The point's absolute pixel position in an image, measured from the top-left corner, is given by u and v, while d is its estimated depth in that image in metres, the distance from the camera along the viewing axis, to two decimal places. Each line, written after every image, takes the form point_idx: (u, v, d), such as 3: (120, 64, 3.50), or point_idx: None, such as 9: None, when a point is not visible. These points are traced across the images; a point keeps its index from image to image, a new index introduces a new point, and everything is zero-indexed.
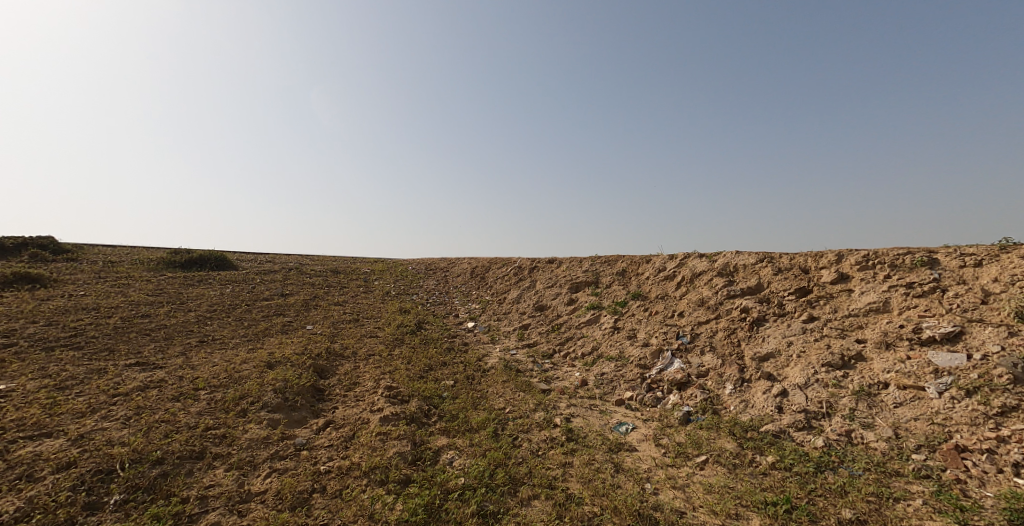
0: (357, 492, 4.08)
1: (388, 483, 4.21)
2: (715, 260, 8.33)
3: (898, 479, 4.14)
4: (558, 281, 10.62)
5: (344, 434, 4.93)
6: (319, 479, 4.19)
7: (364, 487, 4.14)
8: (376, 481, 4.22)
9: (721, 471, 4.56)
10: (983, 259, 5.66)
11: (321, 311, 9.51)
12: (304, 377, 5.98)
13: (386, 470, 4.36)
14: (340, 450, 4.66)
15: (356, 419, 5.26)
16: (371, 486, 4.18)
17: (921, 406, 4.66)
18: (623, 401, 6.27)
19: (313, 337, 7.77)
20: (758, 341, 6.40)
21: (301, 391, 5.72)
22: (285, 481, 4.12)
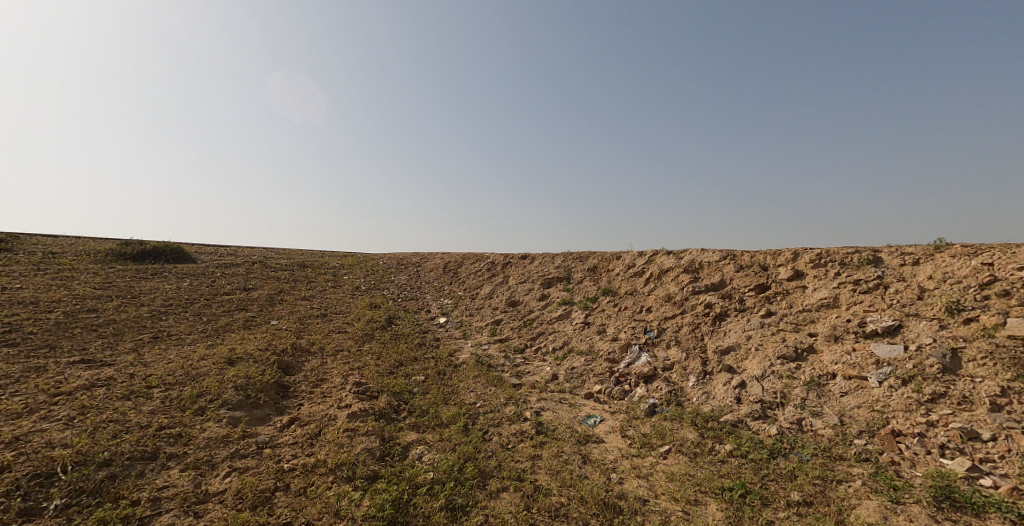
0: (323, 489, 4.07)
1: (355, 479, 4.23)
2: (681, 257, 8.63)
3: (841, 463, 4.45)
4: (531, 276, 10.77)
5: (309, 431, 4.89)
6: (282, 478, 4.17)
7: (330, 484, 4.15)
8: (343, 478, 4.23)
9: (683, 459, 4.79)
10: (920, 258, 6.10)
11: (287, 306, 9.33)
12: (267, 374, 5.87)
13: (353, 466, 4.38)
14: (306, 448, 4.63)
15: (323, 416, 5.22)
16: (337, 483, 4.18)
17: (863, 395, 5.02)
18: (591, 394, 6.49)
19: (279, 332, 7.63)
20: (720, 335, 6.71)
21: (264, 388, 5.62)
22: (246, 480, 4.07)
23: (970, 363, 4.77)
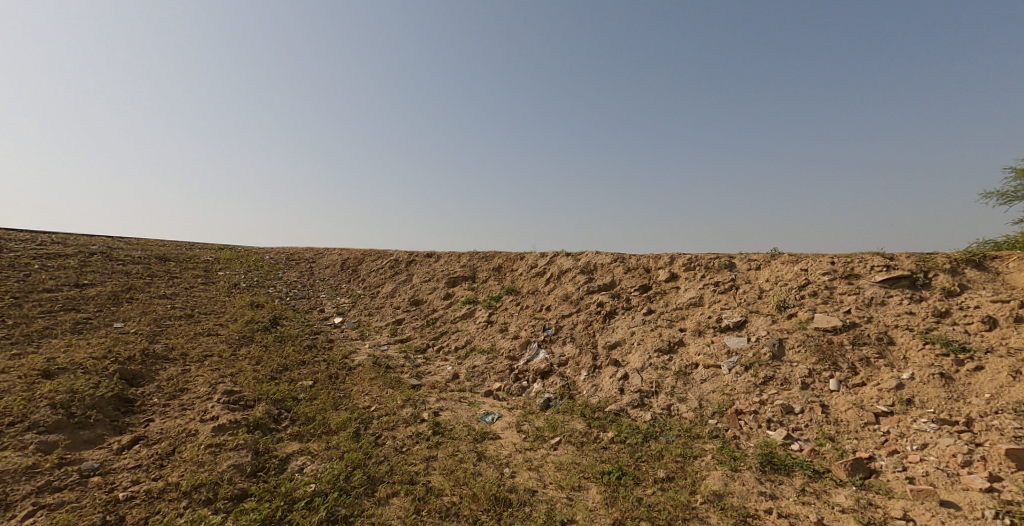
0: (173, 516, 3.77)
1: (215, 501, 3.97)
2: (578, 258, 9.22)
3: (698, 441, 5.18)
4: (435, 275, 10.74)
5: (159, 451, 4.48)
6: (115, 509, 3.78)
7: (184, 509, 3.85)
8: (201, 501, 3.94)
9: (570, 449, 5.20)
10: (762, 263, 7.26)
11: (139, 306, 8.26)
12: (103, 388, 5.21)
13: (215, 486, 4.10)
14: (151, 471, 4.23)
15: (179, 431, 4.81)
16: (194, 507, 3.89)
17: (718, 381, 5.87)
18: (491, 391, 6.72)
19: (125, 338, 6.77)
20: (609, 331, 7.34)
21: (98, 403, 4.99)
22: (56, 518, 3.63)
23: (793, 350, 5.82)
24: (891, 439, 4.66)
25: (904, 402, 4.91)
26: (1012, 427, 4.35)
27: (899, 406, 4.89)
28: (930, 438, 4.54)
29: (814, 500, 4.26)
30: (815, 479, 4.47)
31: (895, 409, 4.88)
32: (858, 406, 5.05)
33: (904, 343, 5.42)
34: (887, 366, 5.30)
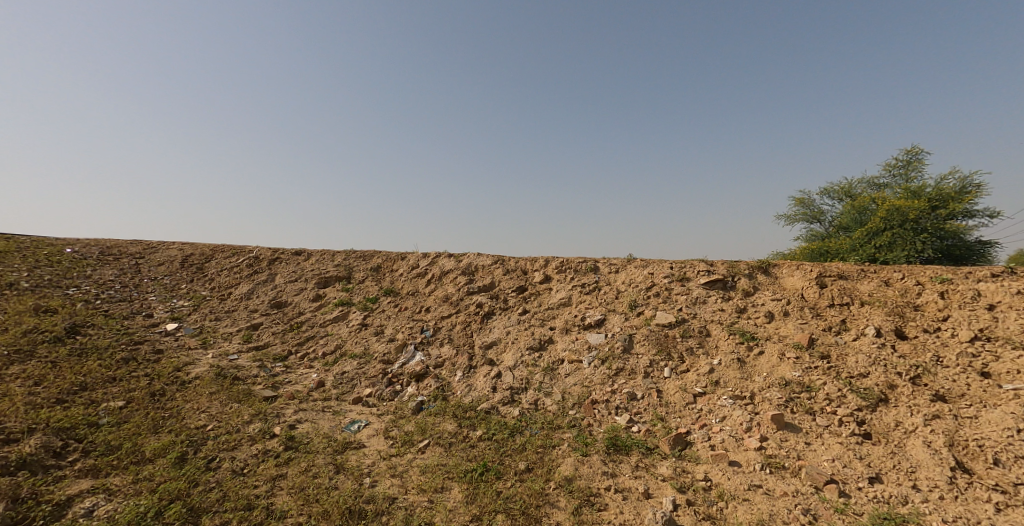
0: None
1: None
2: (460, 260, 9.14)
3: (558, 431, 5.50)
4: (304, 276, 9.78)
5: None
6: None
7: None
8: None
9: (438, 451, 5.13)
10: (620, 266, 8.01)
11: None
12: None
13: None
14: None
15: None
16: None
17: (578, 375, 6.31)
18: (360, 398, 6.34)
19: None
20: (486, 331, 7.42)
21: None
22: None
23: (639, 343, 6.53)
24: (704, 414, 5.48)
25: (713, 384, 5.79)
26: (775, 397, 5.39)
27: (708, 387, 5.77)
28: (726, 411, 5.43)
29: (644, 474, 4.84)
30: (647, 455, 5.08)
31: (706, 389, 5.74)
32: (683, 389, 5.83)
33: (717, 335, 6.39)
34: (703, 353, 6.20)
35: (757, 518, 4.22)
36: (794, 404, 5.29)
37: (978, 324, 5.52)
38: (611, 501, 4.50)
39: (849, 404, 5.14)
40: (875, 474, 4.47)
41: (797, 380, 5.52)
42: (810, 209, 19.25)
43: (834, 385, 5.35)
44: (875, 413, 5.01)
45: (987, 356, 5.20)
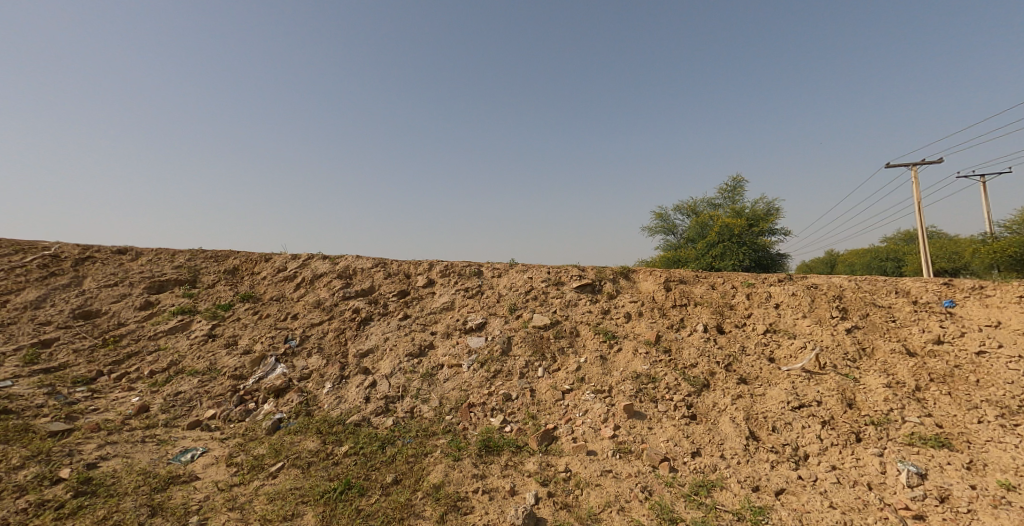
0: None
1: None
2: (336, 262, 8.55)
3: (432, 438, 5.60)
4: (127, 278, 7.98)
5: None
6: None
7: None
8: None
9: (293, 473, 4.93)
10: (502, 271, 8.35)
11: None
12: None
13: None
14: None
15: None
16: None
17: (458, 379, 6.47)
18: (198, 422, 5.69)
19: None
20: (361, 339, 7.12)
21: None
22: None
23: (516, 345, 6.88)
24: (570, 409, 5.96)
25: (579, 380, 6.32)
26: (628, 389, 6.08)
27: (575, 383, 6.28)
28: (589, 404, 5.97)
29: (512, 472, 5.12)
30: (516, 453, 5.39)
31: (572, 386, 6.25)
32: (553, 387, 6.27)
33: (584, 334, 7.01)
34: (572, 352, 6.75)
35: (605, 500, 4.71)
36: (642, 394, 6.01)
37: (771, 319, 6.83)
38: (477, 503, 4.69)
39: (681, 391, 5.99)
40: (696, 449, 5.28)
41: (646, 372, 6.29)
42: (666, 222, 21.96)
43: (673, 375, 6.20)
44: (700, 397, 5.91)
45: (775, 345, 6.46)
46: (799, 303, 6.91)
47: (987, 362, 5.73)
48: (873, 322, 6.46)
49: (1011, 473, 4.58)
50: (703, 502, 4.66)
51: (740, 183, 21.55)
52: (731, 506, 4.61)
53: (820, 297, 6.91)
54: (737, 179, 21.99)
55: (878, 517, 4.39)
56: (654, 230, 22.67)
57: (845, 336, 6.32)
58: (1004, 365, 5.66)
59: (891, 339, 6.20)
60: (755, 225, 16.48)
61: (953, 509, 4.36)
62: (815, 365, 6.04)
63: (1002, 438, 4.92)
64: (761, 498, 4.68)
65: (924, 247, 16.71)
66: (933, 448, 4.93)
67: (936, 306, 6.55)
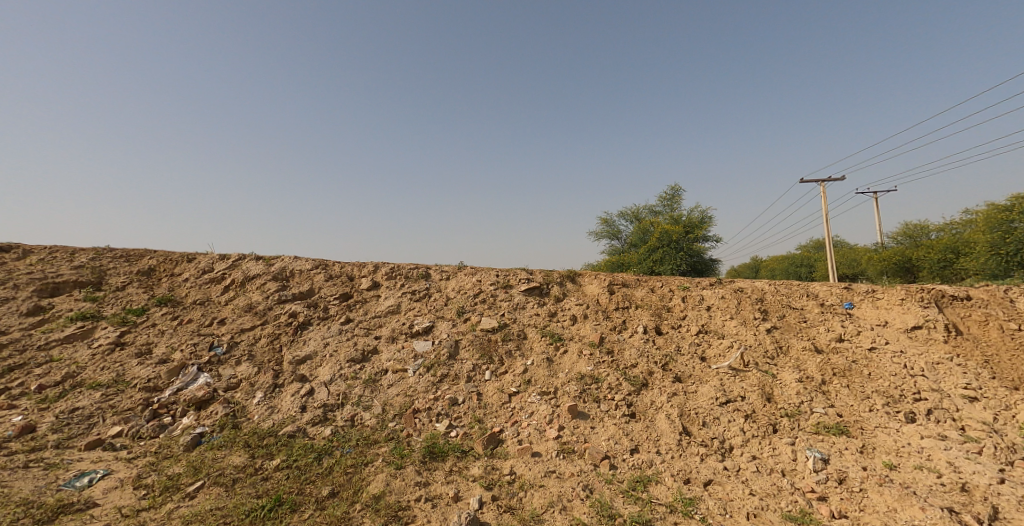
0: None
1: None
2: (271, 263, 8.09)
3: (374, 446, 5.42)
4: (13, 277, 7.14)
5: None
6: None
7: None
8: None
9: (214, 492, 4.61)
10: (450, 274, 8.26)
11: None
12: None
13: None
14: None
15: None
16: None
17: (402, 384, 6.31)
18: (100, 441, 5.20)
19: None
20: (298, 345, 6.77)
21: None
22: None
23: (464, 348, 6.81)
24: (516, 411, 5.97)
25: (525, 382, 6.36)
26: (572, 390, 6.19)
27: (522, 386, 6.31)
28: (534, 406, 6.02)
29: (456, 478, 5.04)
30: (461, 458, 5.32)
31: (519, 388, 6.27)
32: (499, 390, 6.26)
33: (531, 336, 7.06)
34: (520, 355, 6.78)
35: (548, 500, 4.75)
36: (586, 394, 6.13)
37: (703, 320, 7.20)
38: (419, 511, 4.58)
39: (622, 390, 6.17)
40: (635, 445, 5.46)
41: (590, 373, 6.43)
42: (611, 228, 22.70)
43: (615, 375, 6.38)
44: (639, 395, 6.12)
45: (706, 344, 6.82)
46: (727, 305, 7.34)
47: (876, 357, 6.29)
48: (789, 322, 6.98)
49: (894, 455, 5.13)
50: (640, 497, 4.82)
51: (677, 192, 22.68)
52: (665, 499, 4.79)
53: (745, 300, 7.39)
54: (675, 188, 23.14)
55: (790, 501, 4.75)
56: (600, 235, 23.37)
57: (765, 335, 6.79)
58: (889, 359, 6.22)
59: (803, 338, 6.72)
60: (691, 231, 17.38)
61: (849, 489, 4.79)
62: (739, 363, 6.43)
63: (887, 424, 5.48)
64: (691, 489, 4.91)
65: (829, 256, 18.48)
66: (835, 435, 5.41)
67: (837, 307, 7.14)
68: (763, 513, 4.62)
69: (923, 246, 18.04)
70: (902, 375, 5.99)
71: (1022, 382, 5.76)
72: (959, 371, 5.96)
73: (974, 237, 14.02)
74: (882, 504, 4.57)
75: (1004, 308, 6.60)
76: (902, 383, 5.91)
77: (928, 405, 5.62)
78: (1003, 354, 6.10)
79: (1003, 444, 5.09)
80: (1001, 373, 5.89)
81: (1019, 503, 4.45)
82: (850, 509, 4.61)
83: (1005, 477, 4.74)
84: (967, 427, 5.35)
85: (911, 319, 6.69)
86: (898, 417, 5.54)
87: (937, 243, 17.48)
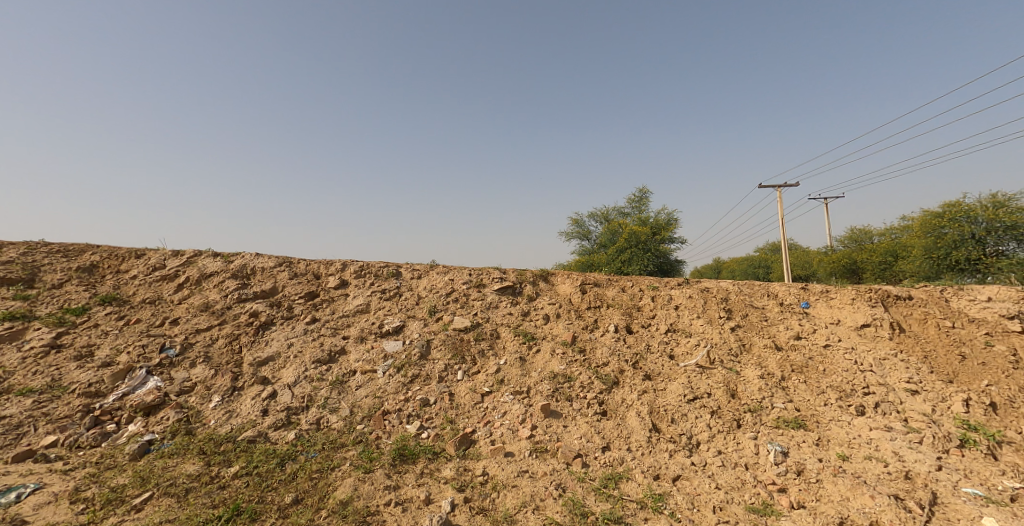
0: None
1: None
2: (230, 260, 7.67)
3: (340, 450, 5.17)
4: None
5: None
6: None
7: None
8: None
9: (164, 503, 4.29)
10: (422, 273, 8.04)
11: None
12: None
13: None
14: None
15: None
16: None
17: (372, 385, 6.07)
18: (31, 453, 4.76)
19: None
20: (260, 345, 6.42)
21: None
22: None
23: (436, 348, 6.63)
24: (488, 411, 5.83)
25: (498, 382, 6.23)
26: (545, 389, 6.09)
27: (494, 386, 6.17)
28: (507, 405, 5.89)
29: (428, 480, 4.87)
30: (432, 460, 5.14)
31: (491, 388, 6.13)
32: (472, 390, 6.10)
33: (505, 336, 6.94)
34: (493, 354, 6.65)
35: (521, 501, 4.64)
36: (559, 393, 6.05)
37: (671, 319, 7.25)
38: (388, 516, 4.38)
39: (594, 389, 6.13)
40: (606, 443, 5.42)
41: (562, 372, 6.35)
42: (581, 228, 22.86)
43: (587, 373, 6.33)
44: (610, 394, 6.09)
45: (675, 343, 6.87)
46: (695, 304, 7.42)
47: (831, 353, 6.48)
48: (751, 321, 7.11)
49: (846, 447, 5.26)
50: (611, 494, 4.77)
51: (644, 195, 23.06)
52: (636, 495, 4.76)
53: (711, 299, 7.49)
54: (642, 189, 23.51)
55: (753, 493, 4.80)
56: (571, 235, 23.52)
57: (729, 333, 6.89)
58: (841, 355, 6.42)
59: (765, 336, 6.84)
60: (658, 233, 17.63)
61: (807, 481, 4.88)
62: (707, 361, 6.50)
63: (840, 417, 5.63)
64: (662, 485, 4.90)
65: (785, 257, 19.24)
66: (793, 429, 5.52)
67: (795, 307, 7.32)
68: (728, 507, 4.64)
69: (868, 249, 18.92)
70: (853, 371, 6.18)
71: (956, 376, 5.95)
72: (902, 366, 6.14)
73: (910, 241, 14.93)
74: (836, 494, 4.68)
75: (940, 307, 6.91)
76: (853, 378, 6.09)
77: (875, 399, 5.80)
78: (940, 350, 6.29)
79: (940, 433, 5.25)
80: (937, 367, 6.08)
81: (955, 488, 4.65)
82: (808, 499, 4.69)
83: (942, 464, 4.93)
84: (909, 418, 5.52)
85: (860, 317, 6.87)
86: (849, 410, 5.71)
87: (879, 246, 18.43)
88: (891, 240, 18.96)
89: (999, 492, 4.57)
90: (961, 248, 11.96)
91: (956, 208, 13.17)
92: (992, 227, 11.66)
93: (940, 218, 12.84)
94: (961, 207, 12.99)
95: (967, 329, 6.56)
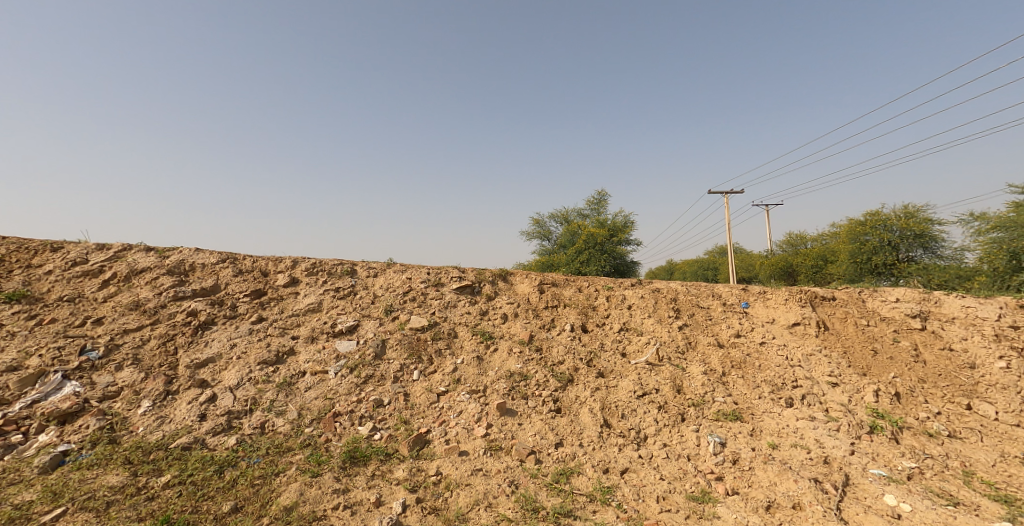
0: None
1: None
2: (166, 256, 7.25)
3: (286, 454, 5.00)
4: None
5: None
6: None
7: None
8: None
9: (86, 519, 4.03)
10: (378, 271, 7.90)
11: None
12: None
13: None
14: None
15: None
16: None
17: (322, 386, 5.91)
18: None
19: None
20: (199, 346, 6.11)
21: None
22: None
23: (391, 348, 6.53)
24: (443, 411, 5.81)
25: (454, 381, 6.21)
26: (501, 388, 6.14)
27: (450, 385, 6.16)
28: (463, 405, 5.90)
29: (378, 482, 4.80)
30: (385, 461, 5.07)
31: (447, 388, 6.11)
32: (427, 390, 6.06)
33: (462, 335, 6.93)
34: (450, 353, 6.63)
35: (473, 499, 4.66)
36: (514, 392, 6.12)
37: (624, 319, 7.49)
38: (337, 520, 4.30)
39: (549, 387, 6.24)
40: (559, 439, 5.53)
41: (519, 371, 6.42)
42: (542, 228, 23.13)
43: (542, 372, 6.42)
44: (564, 391, 6.22)
45: (626, 341, 7.09)
46: (646, 304, 7.70)
47: (766, 350, 6.89)
48: (697, 320, 7.45)
49: (776, 436, 5.63)
50: (562, 489, 4.88)
51: (602, 196, 23.67)
52: (585, 489, 4.90)
53: (661, 299, 7.78)
54: (600, 192, 24.13)
55: (693, 482, 5.05)
56: (531, 235, 23.74)
57: (677, 332, 7.19)
58: (775, 351, 6.85)
59: (708, 334, 7.19)
60: (615, 234, 18.17)
61: (740, 469, 5.18)
62: (655, 358, 6.76)
63: (772, 408, 6.01)
64: (609, 478, 5.07)
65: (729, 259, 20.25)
66: (731, 421, 5.85)
67: (736, 307, 7.72)
68: (670, 496, 4.86)
69: (801, 253, 20.30)
70: (785, 366, 6.61)
71: (870, 368, 6.50)
72: (826, 361, 6.63)
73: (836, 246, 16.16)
74: (766, 479, 5.00)
75: (858, 307, 7.52)
76: (784, 372, 6.52)
77: (803, 391, 6.23)
78: (857, 345, 6.84)
79: (854, 421, 5.72)
80: (855, 361, 6.61)
81: (865, 470, 5.08)
82: (741, 486, 4.98)
83: (855, 449, 5.37)
84: (831, 408, 5.97)
85: (793, 316, 7.35)
86: (780, 402, 6.10)
87: (811, 250, 19.80)
88: (822, 245, 20.43)
89: (900, 471, 5.05)
90: (879, 253, 13.04)
91: (874, 215, 14.36)
92: (905, 234, 12.86)
93: (862, 225, 13.88)
94: (879, 216, 14.17)
95: (879, 326, 7.17)
